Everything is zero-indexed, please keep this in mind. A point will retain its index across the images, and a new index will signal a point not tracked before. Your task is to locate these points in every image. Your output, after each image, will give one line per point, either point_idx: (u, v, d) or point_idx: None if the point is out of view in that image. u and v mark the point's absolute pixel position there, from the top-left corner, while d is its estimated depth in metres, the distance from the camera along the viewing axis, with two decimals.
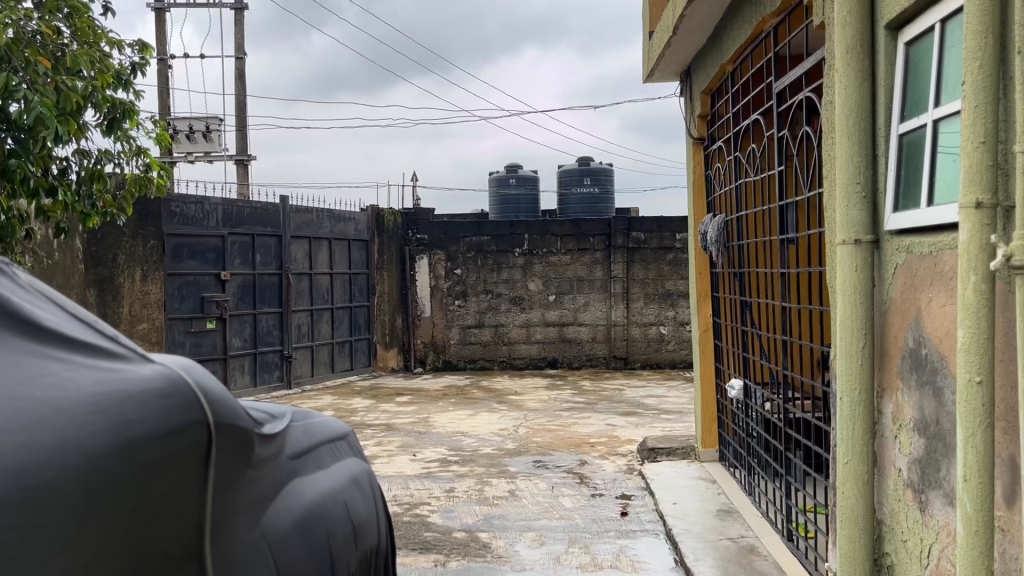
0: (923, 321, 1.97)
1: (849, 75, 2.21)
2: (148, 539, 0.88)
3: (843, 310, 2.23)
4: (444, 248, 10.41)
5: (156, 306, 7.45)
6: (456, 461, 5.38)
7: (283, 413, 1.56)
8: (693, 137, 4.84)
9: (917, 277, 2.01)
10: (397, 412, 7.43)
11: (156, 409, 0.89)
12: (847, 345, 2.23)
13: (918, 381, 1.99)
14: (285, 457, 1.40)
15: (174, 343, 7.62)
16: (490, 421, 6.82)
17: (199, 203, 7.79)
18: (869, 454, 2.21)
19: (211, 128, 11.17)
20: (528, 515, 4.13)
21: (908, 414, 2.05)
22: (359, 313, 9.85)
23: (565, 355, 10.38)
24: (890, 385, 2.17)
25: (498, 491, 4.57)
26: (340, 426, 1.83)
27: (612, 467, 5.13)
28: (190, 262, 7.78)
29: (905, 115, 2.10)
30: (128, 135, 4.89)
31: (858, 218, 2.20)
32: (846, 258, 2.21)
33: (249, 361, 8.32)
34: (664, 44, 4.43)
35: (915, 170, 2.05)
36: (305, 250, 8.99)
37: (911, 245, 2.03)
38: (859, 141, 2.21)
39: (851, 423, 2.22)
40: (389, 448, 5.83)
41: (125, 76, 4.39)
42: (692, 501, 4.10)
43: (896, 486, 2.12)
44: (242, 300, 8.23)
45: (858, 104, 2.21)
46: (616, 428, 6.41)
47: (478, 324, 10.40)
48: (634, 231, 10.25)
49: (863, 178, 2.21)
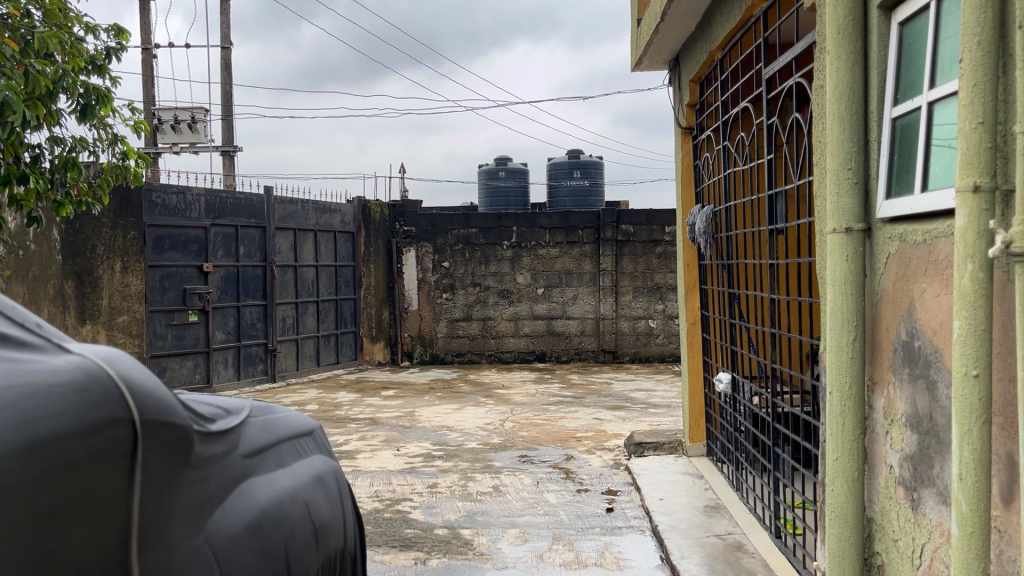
0: (915, 313, 1.90)
1: (841, 57, 2.13)
2: (56, 549, 0.80)
3: (833, 302, 2.16)
4: (432, 240, 10.30)
5: (136, 298, 7.33)
6: (440, 455, 5.29)
7: (240, 409, 1.47)
8: (682, 127, 4.75)
9: (910, 266, 1.92)
10: (382, 406, 7.34)
11: (70, 405, 0.81)
12: (837, 337, 2.15)
13: (911, 374, 1.91)
14: (239, 455, 1.31)
15: (156, 336, 7.48)
16: (476, 415, 6.73)
17: (181, 194, 7.65)
18: (859, 450, 2.14)
19: (196, 119, 11.00)
20: (512, 511, 4.04)
21: (900, 409, 1.97)
22: (345, 306, 9.75)
23: (554, 348, 10.30)
24: (881, 378, 2.09)
25: (482, 487, 4.49)
26: (308, 422, 1.75)
27: (599, 461, 5.06)
28: (172, 253, 7.64)
29: (898, 98, 2.02)
30: (104, 122, 4.77)
31: (849, 206, 2.12)
32: (838, 247, 2.13)
33: (233, 354, 8.20)
34: (652, 31, 4.34)
35: (909, 156, 1.97)
36: (290, 242, 8.87)
37: (904, 234, 1.95)
38: (851, 125, 2.13)
39: (841, 419, 2.14)
40: (373, 442, 5.73)
41: (99, 61, 4.28)
42: (679, 497, 4.02)
43: (887, 483, 2.04)
44: (225, 292, 8.10)
45: (849, 87, 2.13)
46: (603, 422, 6.34)
47: (465, 317, 10.32)
48: (623, 224, 10.17)
49: (855, 164, 2.13)
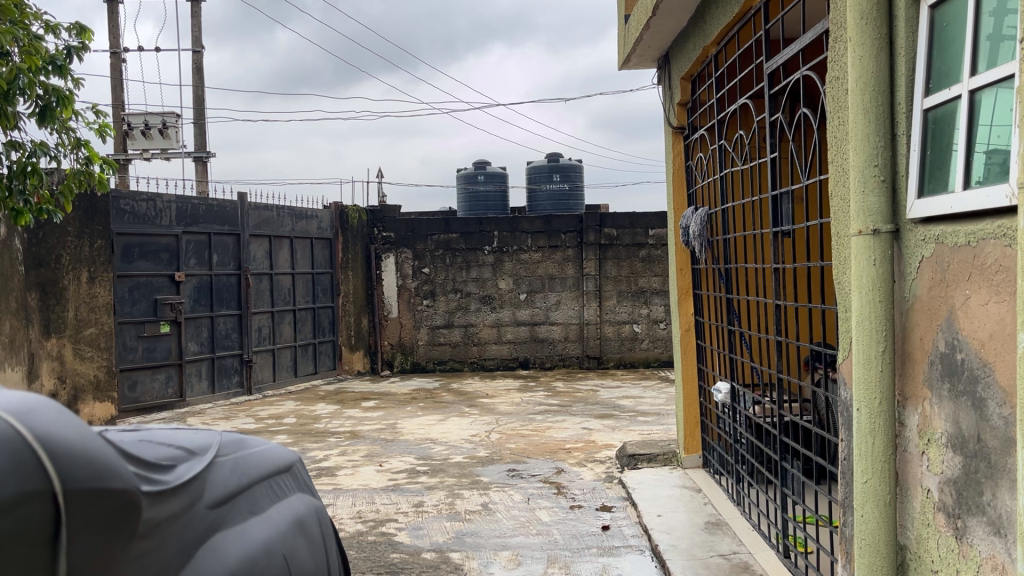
0: (957, 323, 1.72)
1: (864, 43, 1.95)
2: None
3: (860, 311, 1.99)
4: (411, 246, 10.11)
5: (104, 310, 6.99)
6: (425, 471, 5.07)
7: (206, 448, 1.26)
8: (673, 126, 4.58)
9: (948, 271, 1.75)
10: (363, 418, 7.09)
11: None
12: (865, 348, 1.98)
13: (952, 390, 1.74)
14: (205, 507, 1.11)
15: (126, 348, 7.19)
16: (461, 427, 6.52)
17: (151, 200, 7.37)
18: (891, 473, 1.97)
19: (168, 124, 10.70)
20: (503, 531, 3.84)
21: (938, 428, 1.80)
22: (323, 314, 9.49)
23: (537, 355, 10.11)
24: (914, 393, 1.91)
25: (471, 505, 4.27)
26: (286, 453, 1.55)
27: (590, 475, 4.87)
28: (142, 262, 7.35)
29: (931, 87, 1.85)
30: (66, 126, 4.52)
31: (875, 206, 1.96)
32: (865, 251, 1.96)
33: (207, 366, 7.93)
34: (642, 27, 4.17)
35: (944, 151, 1.80)
36: (265, 249, 8.63)
37: (941, 235, 1.78)
38: (877, 118, 1.96)
39: (871, 438, 1.97)
40: (354, 458, 5.50)
41: (59, 61, 4.05)
42: (677, 513, 3.84)
43: (923, 508, 1.87)
44: (198, 302, 7.85)
45: (874, 75, 1.95)
46: (592, 432, 6.15)
47: (447, 324, 10.11)
48: (606, 227, 10.01)
49: (881, 159, 1.96)
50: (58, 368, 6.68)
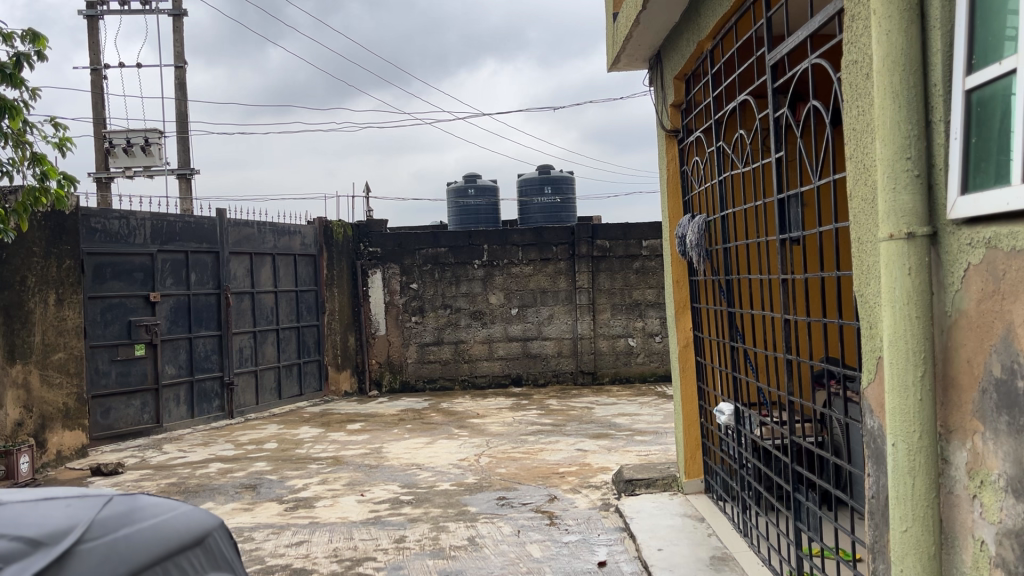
0: (1017, 342, 1.43)
1: (892, 16, 1.66)
2: None
3: (894, 328, 1.70)
4: (398, 261, 9.82)
5: (74, 334, 6.49)
6: (409, 501, 4.75)
7: (65, 533, 1.17)
8: (665, 129, 4.30)
9: (1002, 281, 1.46)
10: (347, 442, 6.78)
11: None
12: (900, 375, 1.69)
13: (1012, 424, 1.45)
14: None
15: (98, 373, 6.85)
16: (449, 450, 6.20)
17: (123, 218, 7.07)
18: (933, 520, 1.67)
19: (150, 141, 10.41)
20: (490, 570, 3.52)
21: (996, 467, 1.50)
22: (308, 333, 9.18)
23: (530, 371, 9.79)
24: (961, 426, 1.61)
25: (456, 540, 3.95)
26: (197, 524, 1.38)
27: (586, 503, 4.55)
28: (115, 283, 7.02)
29: (975, 64, 1.56)
30: (19, 139, 4.23)
31: (908, 205, 1.67)
32: (896, 257, 1.68)
33: (185, 390, 7.63)
34: (632, 23, 3.88)
35: (993, 139, 1.52)
36: (245, 267, 8.34)
37: (993, 236, 1.49)
38: (906, 105, 1.67)
39: (911, 479, 1.68)
40: (335, 487, 5.17)
41: (7, 69, 3.78)
42: (680, 546, 3.53)
43: (976, 563, 1.57)
44: (175, 323, 7.54)
45: (904, 53, 1.66)
46: (586, 454, 5.85)
47: (436, 341, 9.80)
48: (598, 239, 9.74)
49: (915, 151, 1.68)
50: (24, 397, 6.05)
